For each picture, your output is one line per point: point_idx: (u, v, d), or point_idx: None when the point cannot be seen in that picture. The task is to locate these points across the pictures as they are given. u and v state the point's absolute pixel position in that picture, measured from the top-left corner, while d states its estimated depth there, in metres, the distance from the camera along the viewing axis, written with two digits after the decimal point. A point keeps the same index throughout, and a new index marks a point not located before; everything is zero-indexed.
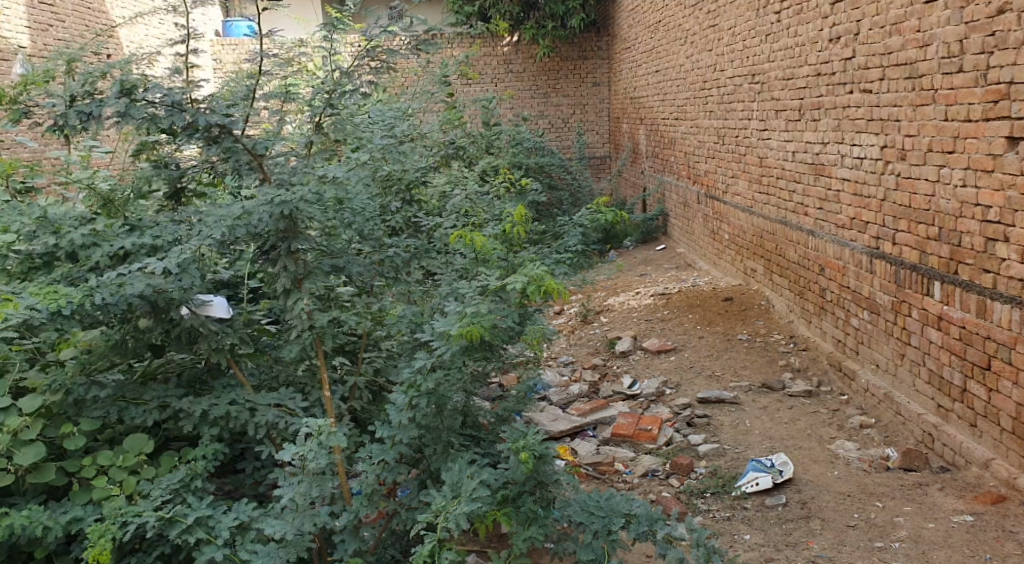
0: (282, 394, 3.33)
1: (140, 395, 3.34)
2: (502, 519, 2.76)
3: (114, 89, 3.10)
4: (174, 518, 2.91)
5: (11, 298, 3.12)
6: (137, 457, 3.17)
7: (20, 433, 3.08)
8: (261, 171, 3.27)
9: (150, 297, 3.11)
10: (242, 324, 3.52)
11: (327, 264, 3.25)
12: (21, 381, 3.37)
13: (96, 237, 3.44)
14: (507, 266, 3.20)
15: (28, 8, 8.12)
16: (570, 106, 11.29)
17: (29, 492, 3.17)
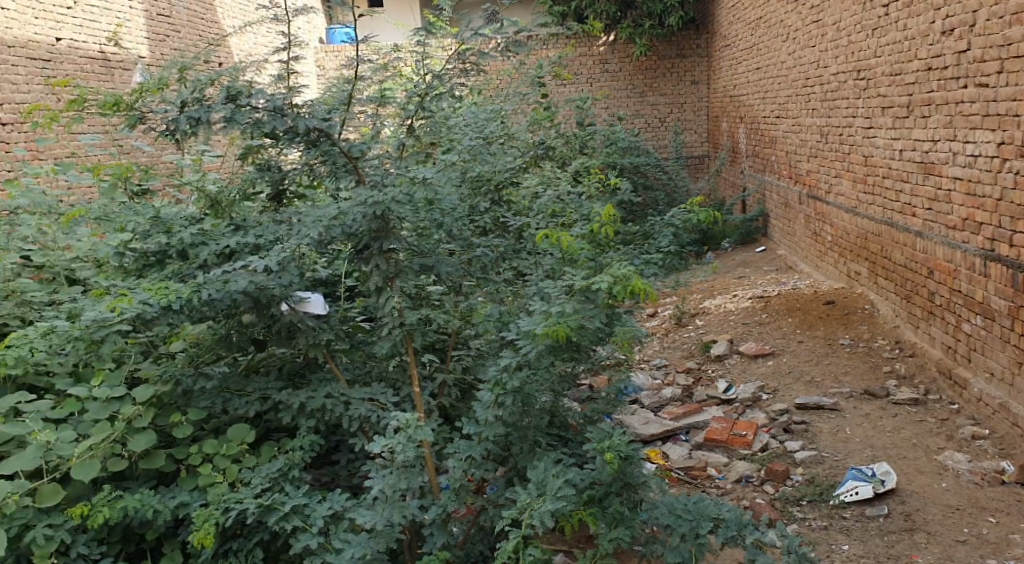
0: (375, 389, 3.43)
1: (243, 387, 3.50)
2: (588, 520, 2.75)
3: (222, 96, 3.27)
4: (273, 505, 3.04)
5: (126, 292, 3.32)
6: (240, 446, 3.33)
7: (133, 421, 3.28)
8: (356, 173, 3.37)
9: (252, 293, 3.25)
10: (337, 320, 3.65)
11: (417, 264, 3.33)
12: (136, 371, 3.58)
13: (204, 236, 3.63)
14: (595, 267, 3.20)
15: (148, 19, 8.59)
16: (667, 105, 11.19)
17: (141, 477, 3.37)
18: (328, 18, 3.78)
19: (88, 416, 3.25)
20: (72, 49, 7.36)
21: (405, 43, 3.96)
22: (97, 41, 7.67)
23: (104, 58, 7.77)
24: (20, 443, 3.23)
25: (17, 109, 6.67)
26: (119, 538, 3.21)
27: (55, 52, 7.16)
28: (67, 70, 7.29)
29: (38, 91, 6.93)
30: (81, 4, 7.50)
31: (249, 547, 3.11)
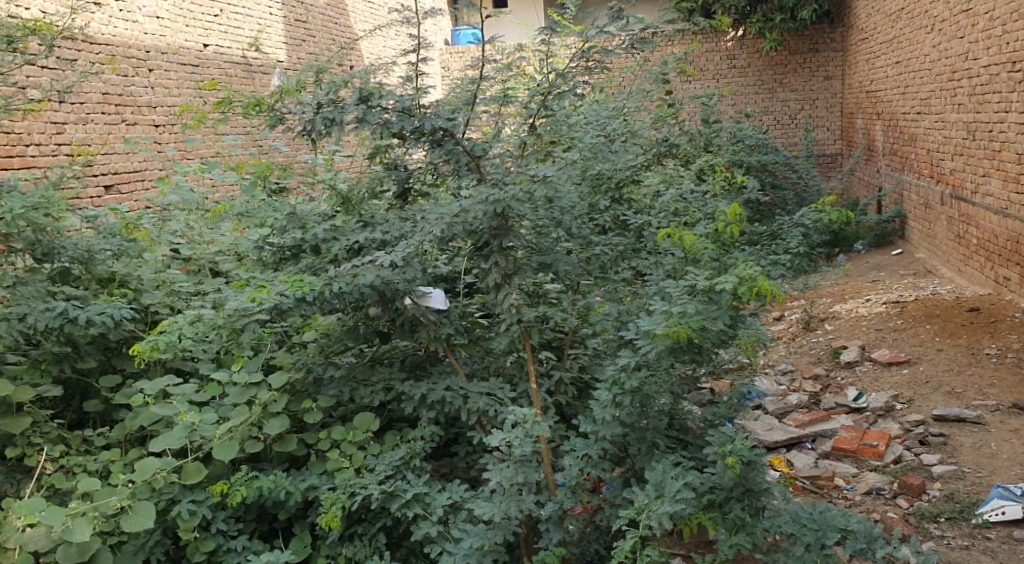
0: (493, 384, 3.50)
1: (368, 377, 3.63)
2: (707, 525, 2.69)
3: (355, 97, 3.40)
4: (396, 492, 3.14)
5: (265, 284, 3.49)
6: (365, 433, 3.46)
7: (269, 406, 3.46)
8: (478, 171, 3.45)
9: (379, 288, 3.36)
10: (458, 315, 3.73)
11: (537, 261, 3.37)
12: (271, 360, 3.77)
13: (336, 232, 3.78)
14: (719, 267, 3.12)
15: (287, 25, 9.00)
16: (798, 101, 10.85)
17: (275, 459, 3.54)
18: (454, 19, 3.86)
19: (229, 400, 3.46)
20: (219, 54, 7.80)
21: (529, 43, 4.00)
22: (240, 47, 8.11)
23: (247, 63, 8.20)
24: (168, 423, 3.46)
25: (170, 111, 7.13)
26: (254, 516, 3.39)
27: (204, 58, 7.61)
28: (213, 74, 7.73)
29: (188, 94, 7.39)
30: (227, 12, 7.94)
31: (372, 532, 3.22)
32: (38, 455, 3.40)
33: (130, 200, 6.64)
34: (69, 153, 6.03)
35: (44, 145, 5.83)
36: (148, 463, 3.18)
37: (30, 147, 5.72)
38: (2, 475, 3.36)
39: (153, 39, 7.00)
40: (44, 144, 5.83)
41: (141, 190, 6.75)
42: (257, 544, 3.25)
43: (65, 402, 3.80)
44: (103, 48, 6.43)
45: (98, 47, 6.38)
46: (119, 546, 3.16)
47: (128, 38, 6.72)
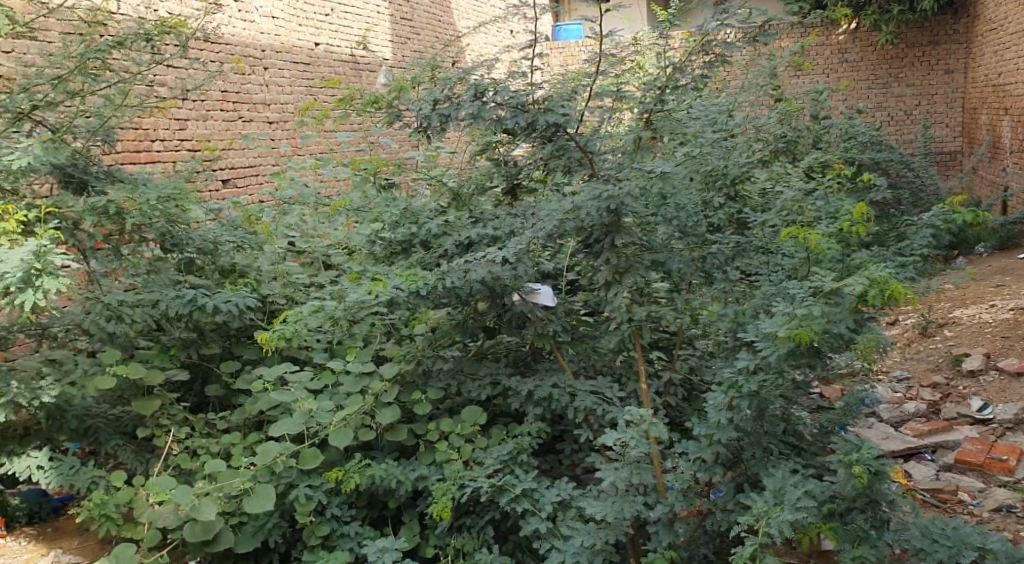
0: (601, 382, 3.48)
1: (476, 371, 3.66)
2: (827, 535, 2.59)
3: (469, 93, 3.44)
4: (505, 486, 3.16)
5: (381, 277, 3.55)
6: (473, 427, 3.48)
7: (381, 396, 3.52)
8: (590, 166, 3.44)
9: (489, 283, 3.35)
10: (564, 313, 3.70)
11: (648, 259, 3.32)
12: (382, 351, 3.85)
13: (447, 227, 3.81)
14: (840, 269, 3.06)
15: (393, 23, 9.16)
16: (914, 97, 10.37)
17: (386, 448, 3.61)
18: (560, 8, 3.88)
19: (342, 389, 3.55)
20: (329, 53, 8.00)
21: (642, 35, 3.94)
22: (349, 45, 8.30)
23: (354, 61, 8.40)
24: (285, 409, 3.58)
25: (282, 109, 7.35)
26: (365, 503, 3.45)
27: (315, 56, 7.82)
28: (323, 72, 7.94)
29: (300, 92, 7.61)
30: (337, 11, 8.14)
31: (480, 524, 3.24)
32: (165, 436, 3.58)
33: (245, 195, 6.88)
34: (190, 149, 6.28)
35: (168, 141, 6.08)
36: (269, 447, 3.31)
37: (156, 142, 5.98)
38: (133, 453, 3.55)
39: (268, 38, 7.22)
40: (168, 140, 6.08)
41: (255, 185, 6.98)
42: (369, 530, 3.32)
43: (188, 386, 3.98)
44: (223, 48, 6.64)
45: (218, 46, 6.61)
46: (240, 527, 3.27)
47: (246, 38, 6.95)
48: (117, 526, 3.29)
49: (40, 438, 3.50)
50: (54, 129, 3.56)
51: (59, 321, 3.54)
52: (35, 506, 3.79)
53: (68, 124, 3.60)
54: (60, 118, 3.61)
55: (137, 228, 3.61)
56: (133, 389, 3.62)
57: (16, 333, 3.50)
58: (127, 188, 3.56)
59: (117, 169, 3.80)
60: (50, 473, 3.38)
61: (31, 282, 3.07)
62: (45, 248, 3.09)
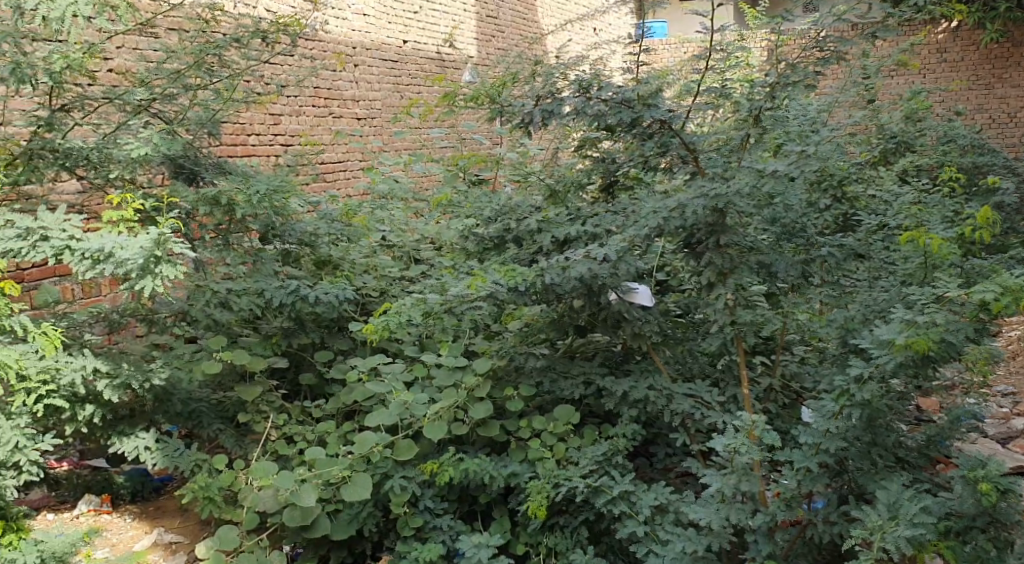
0: (699, 386, 3.41)
1: (569, 370, 3.62)
2: (945, 555, 2.47)
3: (573, 88, 3.53)
4: (601, 488, 3.13)
5: (479, 272, 3.55)
6: (565, 425, 3.46)
7: (474, 391, 3.52)
8: (695, 164, 3.46)
9: (588, 281, 3.30)
10: (660, 313, 3.65)
11: (754, 262, 3.26)
12: (473, 346, 3.85)
13: (545, 224, 3.73)
14: (963, 276, 2.92)
15: (478, 21, 9.19)
16: (1019, 98, 9.90)
17: (476, 443, 3.60)
18: (639, 9, 3.83)
19: (436, 383, 3.55)
20: (416, 50, 8.08)
21: (734, 33, 3.89)
22: (435, 43, 8.37)
23: (440, 59, 8.46)
24: (378, 400, 3.61)
25: (370, 105, 7.43)
26: (456, 498, 3.45)
27: (403, 54, 7.90)
28: (411, 70, 8.01)
29: (387, 89, 7.69)
30: (427, 10, 8.22)
31: (574, 524, 3.22)
32: (264, 422, 3.66)
33: (334, 189, 6.98)
34: (284, 143, 6.35)
35: (264, 136, 6.15)
36: (366, 438, 3.37)
37: (252, 136, 6.04)
38: (232, 438, 3.64)
39: (359, 36, 7.29)
40: (264, 135, 6.14)
41: (343, 179, 7.06)
42: (461, 524, 3.33)
43: (282, 373, 4.03)
44: (319, 44, 6.71)
45: (315, 42, 6.66)
46: (336, 515, 3.33)
47: (339, 35, 7.03)
48: (218, 509, 3.39)
49: (145, 419, 3.58)
50: (169, 121, 3.67)
51: (167, 307, 3.73)
52: (138, 485, 3.96)
53: (181, 118, 3.71)
54: (173, 110, 3.71)
55: (244, 219, 3.70)
56: (233, 376, 3.80)
57: (128, 318, 3.67)
58: (240, 179, 3.70)
59: (226, 163, 3.93)
60: (157, 454, 3.48)
61: (150, 269, 3.18)
62: (165, 236, 3.18)
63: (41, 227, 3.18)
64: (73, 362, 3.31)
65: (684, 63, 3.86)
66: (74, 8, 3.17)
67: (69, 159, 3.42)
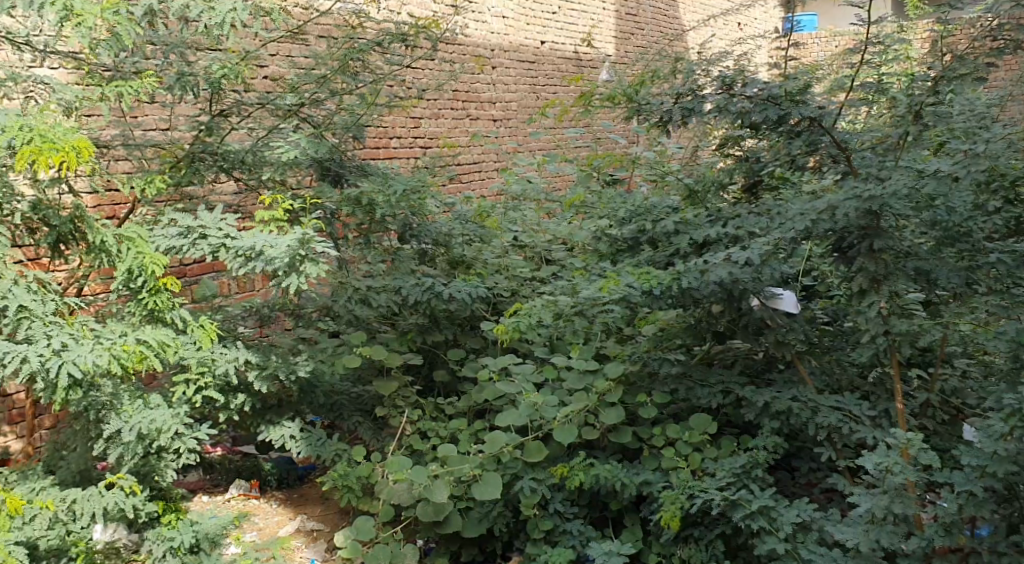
0: (847, 399, 3.23)
1: (706, 377, 3.50)
2: None
3: (715, 85, 3.40)
4: (739, 501, 3.01)
5: (613, 274, 3.48)
6: (702, 435, 3.35)
7: (606, 395, 3.45)
8: (847, 164, 3.27)
9: (728, 286, 3.17)
10: (805, 321, 3.47)
11: (912, 267, 3.07)
12: (604, 349, 3.79)
13: (684, 225, 3.62)
14: None
15: (618, 19, 9.10)
16: None
17: (608, 449, 3.54)
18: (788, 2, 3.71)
19: (567, 385, 3.51)
20: (553, 50, 8.07)
21: (893, 24, 3.66)
22: (573, 42, 8.33)
23: (577, 58, 8.42)
24: (509, 400, 3.60)
25: (507, 106, 7.48)
26: (588, 503, 3.40)
27: (540, 54, 7.90)
28: (548, 70, 8.02)
29: (524, 90, 7.71)
30: (565, 9, 8.19)
31: (709, 537, 3.11)
32: (399, 417, 3.73)
33: (471, 189, 7.05)
34: (424, 145, 6.45)
35: (405, 138, 6.26)
36: (497, 437, 3.36)
37: (393, 139, 6.17)
38: (369, 431, 3.73)
39: (498, 38, 7.32)
40: (405, 137, 6.26)
41: (479, 180, 7.13)
42: (592, 530, 3.27)
43: (417, 370, 4.09)
44: (459, 47, 6.76)
45: (455, 46, 6.72)
46: (467, 513, 3.34)
47: (477, 38, 7.05)
48: (356, 498, 3.47)
49: (292, 409, 3.72)
50: (317, 125, 3.79)
51: (312, 303, 3.91)
52: (284, 472, 4.10)
53: (328, 122, 3.82)
54: (321, 114, 3.84)
55: (383, 219, 3.78)
56: (370, 370, 3.89)
57: (277, 312, 3.86)
58: (380, 179, 3.78)
59: (367, 163, 4.02)
60: (302, 443, 3.60)
61: (296, 267, 3.29)
62: (309, 235, 3.28)
63: (201, 226, 3.34)
64: (227, 353, 3.45)
65: (834, 55, 3.67)
66: (233, 15, 3.31)
67: (227, 162, 3.59)
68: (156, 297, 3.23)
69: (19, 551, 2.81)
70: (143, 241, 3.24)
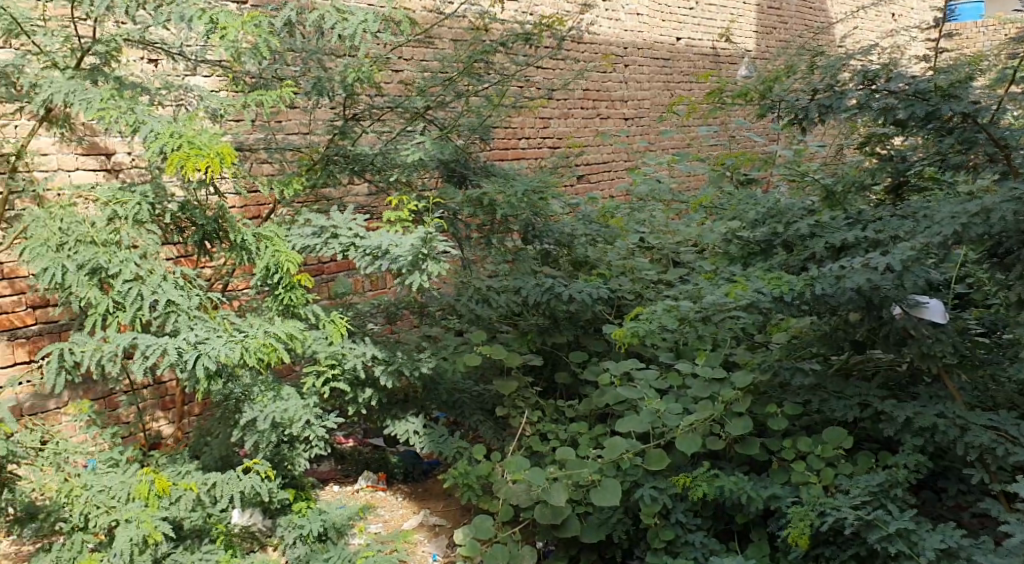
0: (1002, 418, 2.99)
1: (842, 389, 3.33)
2: None
3: (857, 79, 3.27)
4: (875, 522, 2.83)
5: (741, 279, 3.35)
6: (836, 450, 3.18)
7: (732, 405, 3.32)
8: (1004, 163, 3.09)
9: (867, 293, 2.99)
10: (955, 333, 3.21)
11: None
12: (732, 356, 3.64)
13: (819, 228, 3.44)
14: None
15: (759, 13, 8.79)
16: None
17: (735, 460, 3.40)
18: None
19: (691, 393, 3.39)
20: (689, 46, 7.88)
21: None
22: (711, 38, 8.11)
23: (715, 54, 8.19)
24: (632, 406, 3.52)
25: (639, 105, 7.36)
26: (712, 514, 3.28)
27: (676, 51, 7.74)
28: (683, 67, 7.85)
29: (657, 87, 7.58)
30: (703, 4, 7.98)
31: (842, 558, 2.93)
32: (520, 418, 3.73)
33: (600, 188, 6.99)
34: (552, 146, 6.45)
35: (533, 138, 6.27)
36: (617, 443, 3.30)
37: (522, 139, 6.19)
38: (490, 430, 3.75)
39: (632, 35, 7.19)
40: (533, 138, 6.27)
41: (608, 180, 7.06)
42: (715, 543, 3.16)
43: (539, 371, 4.07)
44: (590, 47, 6.71)
45: (586, 45, 6.67)
46: (587, 517, 3.30)
47: (611, 36, 6.96)
48: (477, 496, 3.50)
49: (416, 405, 3.79)
50: (443, 127, 3.84)
51: (436, 302, 3.96)
52: (409, 466, 4.19)
53: (455, 123, 3.86)
54: (448, 116, 3.88)
55: (506, 219, 3.79)
56: (493, 370, 3.90)
57: (403, 310, 3.94)
58: (501, 180, 3.76)
59: (493, 164, 4.04)
60: (425, 439, 3.66)
61: (419, 265, 3.33)
62: (432, 235, 3.33)
63: (333, 226, 3.45)
64: (356, 349, 3.53)
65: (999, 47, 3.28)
66: (365, 26, 3.38)
67: (358, 164, 3.68)
68: (291, 294, 3.36)
69: (164, 526, 3.01)
70: (280, 240, 3.36)
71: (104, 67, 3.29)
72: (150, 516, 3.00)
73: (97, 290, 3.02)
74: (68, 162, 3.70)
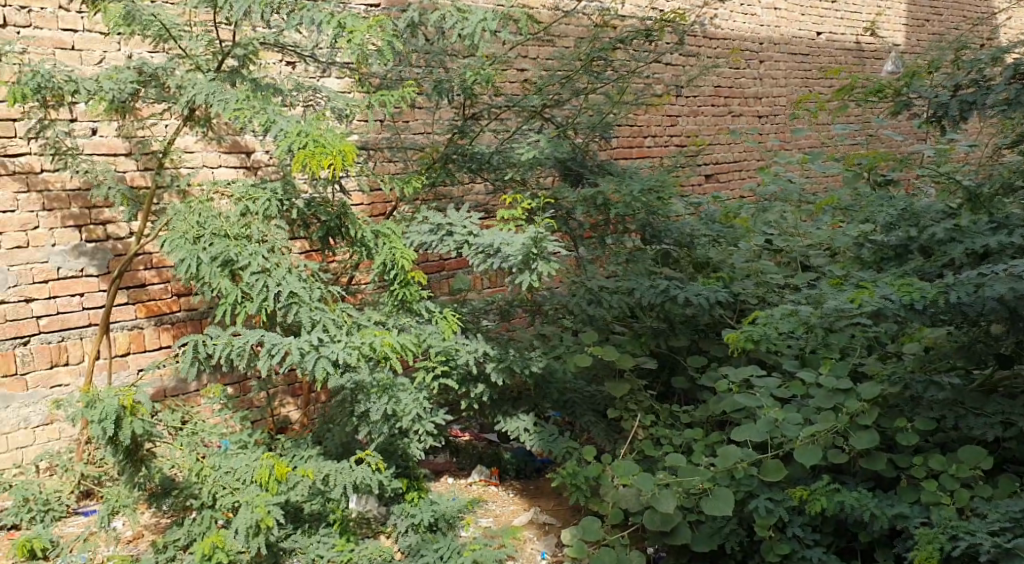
0: None
1: (981, 405, 3.13)
2: None
3: (1007, 74, 2.99)
4: (1016, 550, 2.62)
5: (868, 285, 3.17)
6: (972, 470, 2.97)
7: (857, 417, 3.15)
8: None
9: (1011, 304, 2.76)
10: None
11: None
12: (861, 366, 3.45)
13: (958, 232, 3.21)
14: None
15: (910, 4, 8.30)
16: None
17: (860, 476, 3.22)
18: None
19: (812, 402, 3.24)
20: (831, 40, 7.53)
21: None
22: (855, 32, 7.73)
23: (859, 48, 7.80)
24: (748, 413, 3.40)
25: (773, 102, 7.11)
26: (833, 530, 3.13)
27: (815, 45, 7.42)
28: (823, 62, 7.52)
29: (794, 84, 7.29)
30: None
31: None
32: (633, 420, 3.68)
33: (728, 188, 6.80)
34: (680, 144, 6.32)
35: (659, 136, 6.16)
36: (731, 452, 3.21)
37: (649, 138, 6.09)
38: (603, 431, 3.72)
39: (768, 30, 6.95)
40: (660, 136, 6.16)
41: (737, 179, 6.86)
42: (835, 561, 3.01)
43: (656, 374, 3.99)
44: (722, 42, 6.53)
45: (716, 41, 6.50)
46: (698, 525, 3.21)
47: (746, 31, 6.75)
48: (586, 497, 3.47)
49: (529, 403, 3.80)
50: (561, 125, 3.84)
51: (550, 300, 3.95)
52: (522, 463, 4.20)
53: (574, 121, 3.85)
54: (567, 114, 3.87)
55: (622, 218, 3.74)
56: (607, 371, 3.85)
57: (517, 308, 3.98)
58: (616, 178, 3.70)
59: (612, 163, 4.00)
60: (535, 437, 3.68)
61: (530, 264, 3.34)
62: (542, 234, 3.31)
63: (449, 224, 3.51)
64: (467, 345, 3.59)
65: None
66: (484, 24, 3.44)
67: (475, 162, 3.73)
68: (406, 290, 3.42)
69: (277, 512, 3.07)
70: (397, 237, 3.46)
71: (242, 70, 3.45)
72: (264, 500, 3.08)
73: (229, 281, 3.18)
74: (211, 160, 3.93)
